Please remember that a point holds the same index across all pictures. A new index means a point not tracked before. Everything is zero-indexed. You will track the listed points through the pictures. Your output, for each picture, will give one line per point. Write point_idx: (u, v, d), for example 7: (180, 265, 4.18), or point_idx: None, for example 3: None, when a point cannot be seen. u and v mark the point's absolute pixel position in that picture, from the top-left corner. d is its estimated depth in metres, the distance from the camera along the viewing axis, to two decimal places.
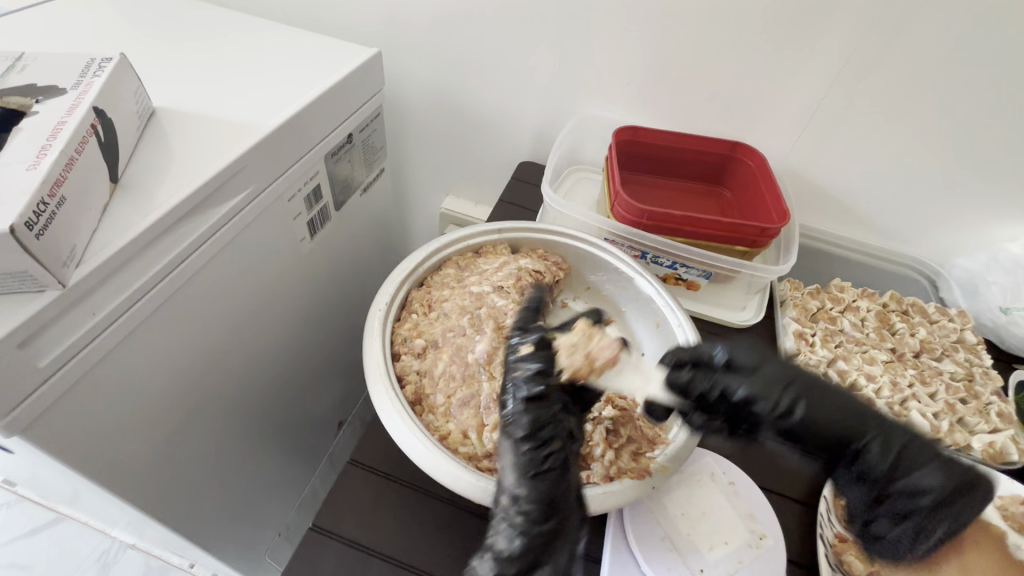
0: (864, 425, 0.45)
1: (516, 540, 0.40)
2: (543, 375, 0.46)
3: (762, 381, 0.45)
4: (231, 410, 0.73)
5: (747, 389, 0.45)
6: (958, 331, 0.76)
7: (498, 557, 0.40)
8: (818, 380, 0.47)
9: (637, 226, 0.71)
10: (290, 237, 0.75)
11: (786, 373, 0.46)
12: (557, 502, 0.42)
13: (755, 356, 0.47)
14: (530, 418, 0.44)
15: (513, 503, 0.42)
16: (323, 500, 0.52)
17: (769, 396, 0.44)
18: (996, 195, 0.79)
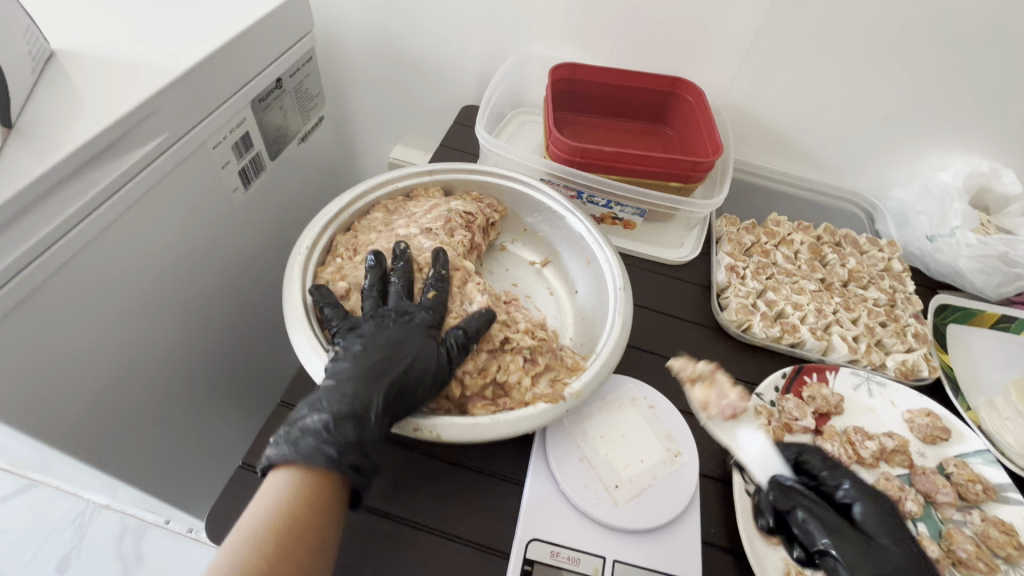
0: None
1: (323, 417, 0.44)
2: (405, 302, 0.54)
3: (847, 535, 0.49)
4: (183, 367, 0.72)
5: (835, 538, 0.49)
6: (886, 260, 0.78)
7: (305, 431, 0.43)
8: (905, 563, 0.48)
9: (570, 165, 0.71)
10: (220, 188, 0.73)
11: (881, 543, 0.50)
12: (372, 397, 0.46)
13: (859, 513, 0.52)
14: (380, 332, 0.50)
15: (335, 397, 0.45)
16: (253, 441, 0.53)
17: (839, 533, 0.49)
18: (928, 123, 0.80)
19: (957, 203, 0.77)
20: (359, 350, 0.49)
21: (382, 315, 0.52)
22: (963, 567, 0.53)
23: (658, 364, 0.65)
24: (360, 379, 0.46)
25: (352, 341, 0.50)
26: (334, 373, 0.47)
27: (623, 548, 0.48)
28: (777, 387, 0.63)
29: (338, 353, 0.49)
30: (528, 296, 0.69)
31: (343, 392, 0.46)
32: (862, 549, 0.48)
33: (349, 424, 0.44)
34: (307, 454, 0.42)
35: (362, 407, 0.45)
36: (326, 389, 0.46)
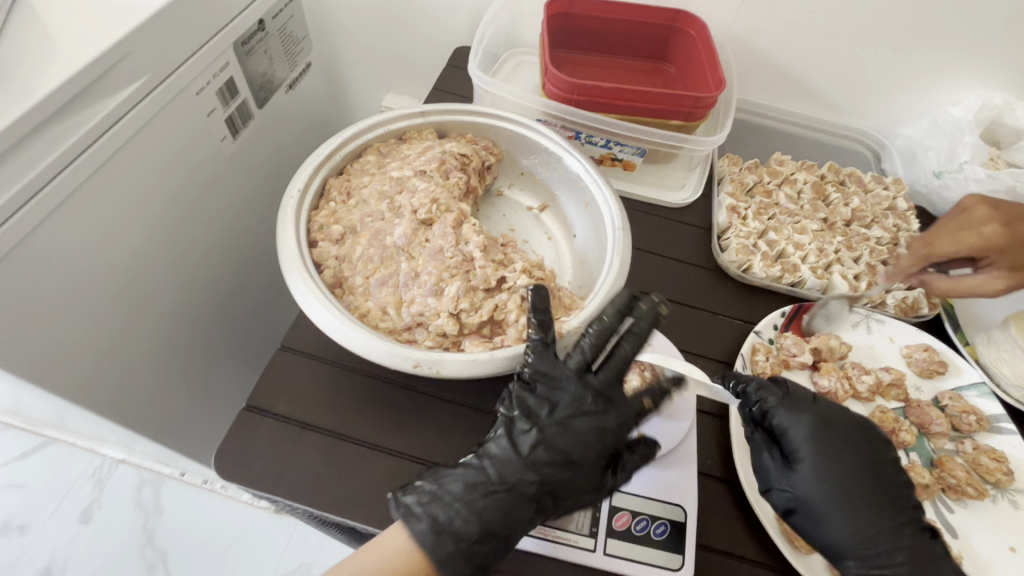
0: (869, 534, 0.46)
1: (477, 531, 0.43)
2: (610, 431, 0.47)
3: (806, 421, 0.50)
4: (180, 319, 0.73)
5: (788, 415, 0.50)
6: (891, 199, 0.76)
7: (455, 535, 0.43)
8: (857, 447, 0.49)
9: (567, 103, 0.68)
10: (207, 136, 0.71)
11: (838, 427, 0.50)
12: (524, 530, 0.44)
13: (852, 438, 0.50)
14: (577, 459, 0.45)
15: (488, 502, 0.44)
16: (257, 384, 0.53)
17: (813, 463, 0.48)
18: (941, 52, 0.76)
19: (967, 136, 0.75)
20: (547, 451, 0.46)
21: (580, 437, 0.46)
22: (952, 492, 0.54)
23: (657, 305, 0.65)
24: (523, 503, 0.44)
25: (553, 431, 0.46)
26: (503, 467, 0.45)
27: None
28: (776, 325, 0.63)
29: (520, 442, 0.46)
30: (526, 242, 0.69)
31: (503, 508, 0.44)
32: (801, 436, 0.49)
33: (494, 549, 0.43)
34: (442, 558, 0.42)
35: (512, 537, 0.44)
36: (485, 490, 0.44)
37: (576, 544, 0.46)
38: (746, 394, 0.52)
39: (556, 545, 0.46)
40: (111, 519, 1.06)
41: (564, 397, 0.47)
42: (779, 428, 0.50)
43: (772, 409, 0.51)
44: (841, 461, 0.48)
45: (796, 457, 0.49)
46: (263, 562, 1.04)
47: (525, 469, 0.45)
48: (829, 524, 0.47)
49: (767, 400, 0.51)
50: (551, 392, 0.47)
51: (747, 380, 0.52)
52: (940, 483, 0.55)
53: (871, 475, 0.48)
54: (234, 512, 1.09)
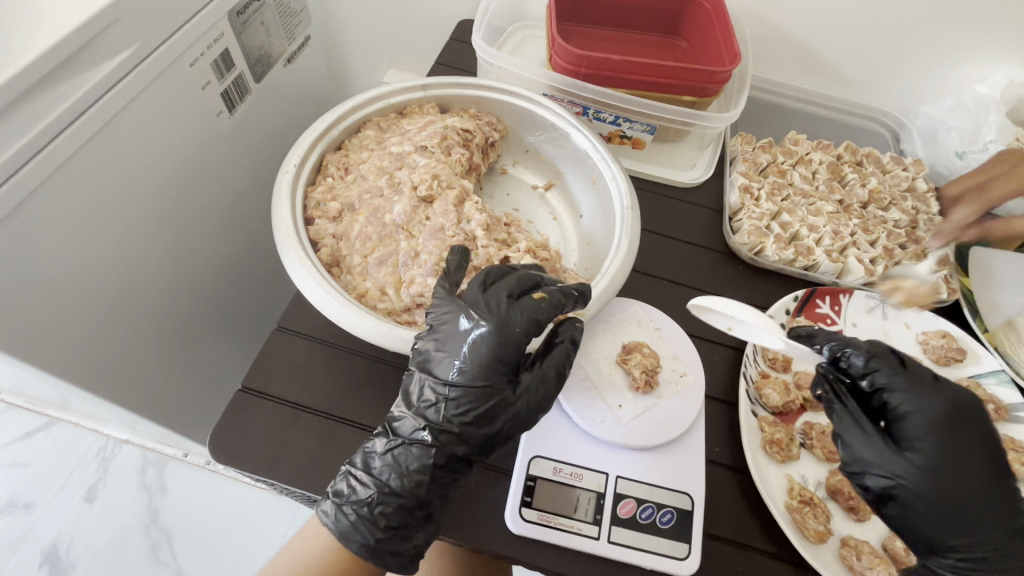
0: (969, 528, 0.43)
1: (374, 496, 0.43)
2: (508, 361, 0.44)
3: (922, 405, 0.45)
4: (177, 299, 0.71)
5: (903, 397, 0.46)
6: (911, 179, 0.74)
7: (355, 503, 0.43)
8: (975, 438, 0.45)
9: (575, 77, 0.66)
10: (202, 111, 0.68)
11: (960, 416, 0.45)
12: (427, 487, 0.43)
13: (973, 427, 0.45)
14: (466, 391, 0.42)
15: (392, 462, 0.43)
16: (254, 365, 0.52)
17: (930, 450, 0.44)
18: (970, 25, 0.72)
19: (992, 115, 0.73)
20: (438, 393, 0.43)
21: (467, 368, 0.43)
22: None
23: (665, 289, 0.63)
24: (419, 454, 0.43)
25: (439, 367, 0.43)
26: (404, 424, 0.44)
27: (627, 464, 0.48)
28: (788, 310, 0.61)
29: (417, 390, 0.44)
30: (530, 222, 0.66)
31: (400, 469, 0.43)
32: (914, 422, 0.45)
33: (400, 510, 0.43)
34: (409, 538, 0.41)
35: (414, 498, 0.43)
36: (387, 452, 0.43)
37: (580, 532, 0.45)
38: (855, 364, 0.47)
39: (557, 532, 0.45)
40: (115, 498, 1.07)
41: (449, 328, 0.44)
42: (893, 405, 0.46)
43: (885, 385, 0.47)
44: (959, 451, 0.44)
45: (907, 442, 0.45)
46: (267, 542, 1.04)
47: (422, 418, 0.43)
48: (931, 514, 0.43)
49: (877, 374, 0.47)
50: (436, 332, 0.45)
51: (854, 347, 0.48)
52: None
53: (979, 466, 0.45)
54: (237, 493, 1.09)
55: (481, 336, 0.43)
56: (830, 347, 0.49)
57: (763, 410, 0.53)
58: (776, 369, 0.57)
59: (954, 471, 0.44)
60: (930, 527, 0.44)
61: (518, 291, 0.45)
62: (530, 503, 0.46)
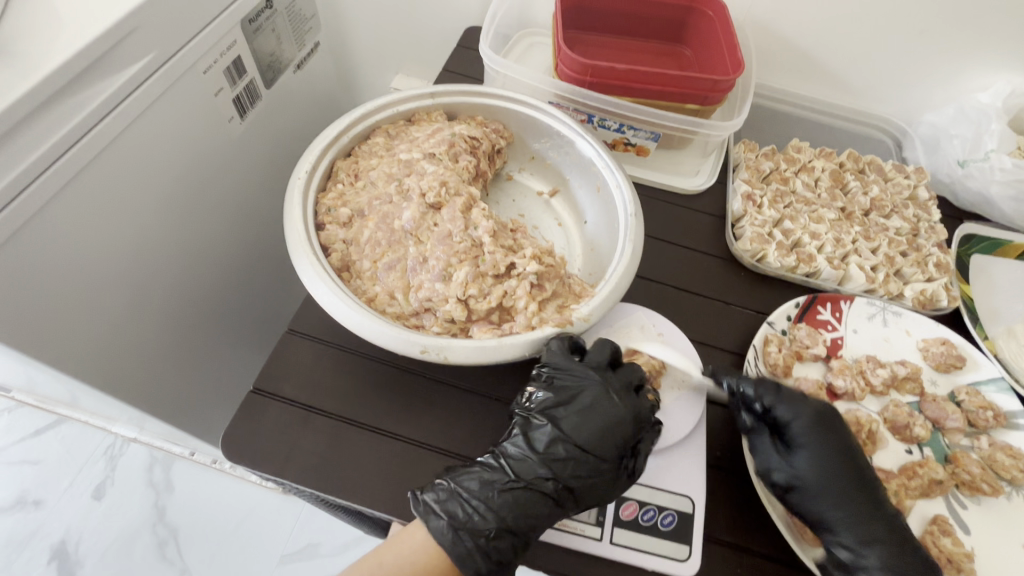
0: (856, 515, 0.46)
1: (499, 530, 0.43)
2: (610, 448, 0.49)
3: (801, 416, 0.49)
4: (189, 301, 0.73)
5: (786, 411, 0.50)
6: (912, 187, 0.74)
7: (478, 533, 0.43)
8: (845, 438, 0.49)
9: (580, 86, 0.67)
10: (215, 117, 0.70)
11: (830, 422, 0.50)
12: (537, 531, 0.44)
13: (841, 428, 0.50)
14: (591, 453, 0.46)
15: (510, 500, 0.44)
16: (265, 366, 0.53)
17: (811, 453, 0.48)
18: (971, 35, 0.73)
19: (994, 124, 0.73)
20: (564, 446, 0.46)
21: (594, 438, 0.46)
22: (967, 489, 0.53)
23: (668, 294, 0.64)
24: (542, 502, 0.44)
25: (569, 427, 0.47)
26: (523, 466, 0.45)
27: None
28: (789, 316, 0.62)
29: (540, 441, 0.46)
30: (535, 228, 0.68)
31: (523, 511, 0.44)
32: (799, 433, 0.49)
33: (511, 547, 0.44)
34: (462, 553, 0.42)
35: (526, 537, 0.44)
36: (507, 489, 0.44)
37: (582, 533, 0.46)
38: (740, 388, 0.52)
39: (559, 532, 0.46)
40: (123, 496, 1.08)
41: (579, 391, 0.48)
42: (776, 417, 0.50)
43: (770, 403, 0.50)
44: (839, 444, 0.49)
45: (795, 443, 0.49)
46: (272, 541, 1.06)
47: (544, 466, 0.45)
48: (835, 502, 0.47)
49: (750, 391, 0.51)
50: (563, 391, 0.48)
51: (742, 378, 0.52)
52: (955, 479, 0.54)
53: (856, 454, 0.49)
54: (243, 491, 1.10)
55: (621, 411, 0.47)
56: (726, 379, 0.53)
57: None
58: (777, 374, 0.58)
59: (837, 472, 0.47)
60: (839, 532, 0.46)
61: (629, 368, 0.51)
62: None
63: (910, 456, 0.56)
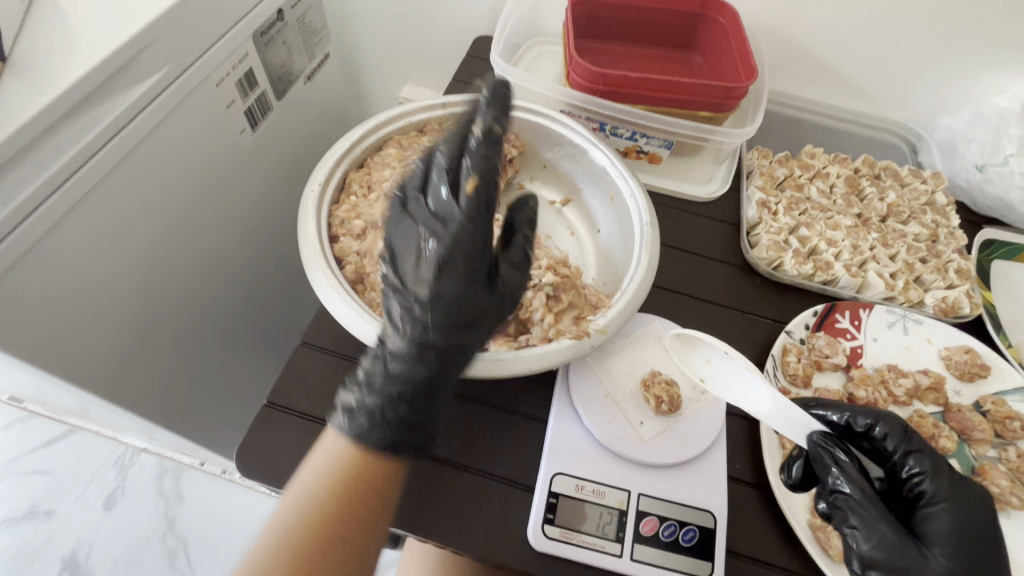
0: None
1: (377, 372, 0.42)
2: (463, 235, 0.42)
3: (947, 505, 0.43)
4: (202, 314, 0.73)
5: (936, 491, 0.44)
6: (930, 193, 0.73)
7: (367, 404, 0.42)
8: (991, 555, 0.42)
9: (592, 94, 0.66)
10: (227, 129, 0.70)
11: (978, 529, 0.43)
12: (415, 334, 0.42)
13: (989, 543, 0.43)
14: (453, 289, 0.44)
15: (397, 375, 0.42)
16: (278, 381, 0.53)
17: (945, 549, 0.42)
18: (986, 39, 0.72)
19: (1013, 129, 0.72)
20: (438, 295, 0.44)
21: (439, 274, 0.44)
22: (995, 502, 0.52)
23: (683, 305, 0.63)
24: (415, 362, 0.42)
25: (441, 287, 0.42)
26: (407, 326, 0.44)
27: (649, 481, 0.48)
28: (807, 325, 0.61)
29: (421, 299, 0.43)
30: (548, 237, 0.67)
31: (392, 339, 0.43)
32: (936, 522, 0.43)
33: (400, 402, 0.42)
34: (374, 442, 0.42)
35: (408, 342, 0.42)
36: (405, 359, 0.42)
37: (604, 550, 0.45)
38: (877, 431, 0.47)
39: (581, 549, 0.45)
40: (133, 506, 1.08)
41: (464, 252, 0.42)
42: (912, 486, 0.45)
43: (917, 475, 0.45)
44: (986, 557, 0.42)
45: (928, 537, 0.43)
46: None
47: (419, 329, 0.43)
48: None
49: (892, 443, 0.46)
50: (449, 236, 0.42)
51: (894, 429, 0.46)
52: (982, 492, 0.53)
53: None
54: (252, 502, 1.10)
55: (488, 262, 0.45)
56: (833, 414, 0.49)
57: None
58: (797, 384, 0.57)
59: None
60: None
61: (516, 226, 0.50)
62: (552, 519, 0.46)
63: None
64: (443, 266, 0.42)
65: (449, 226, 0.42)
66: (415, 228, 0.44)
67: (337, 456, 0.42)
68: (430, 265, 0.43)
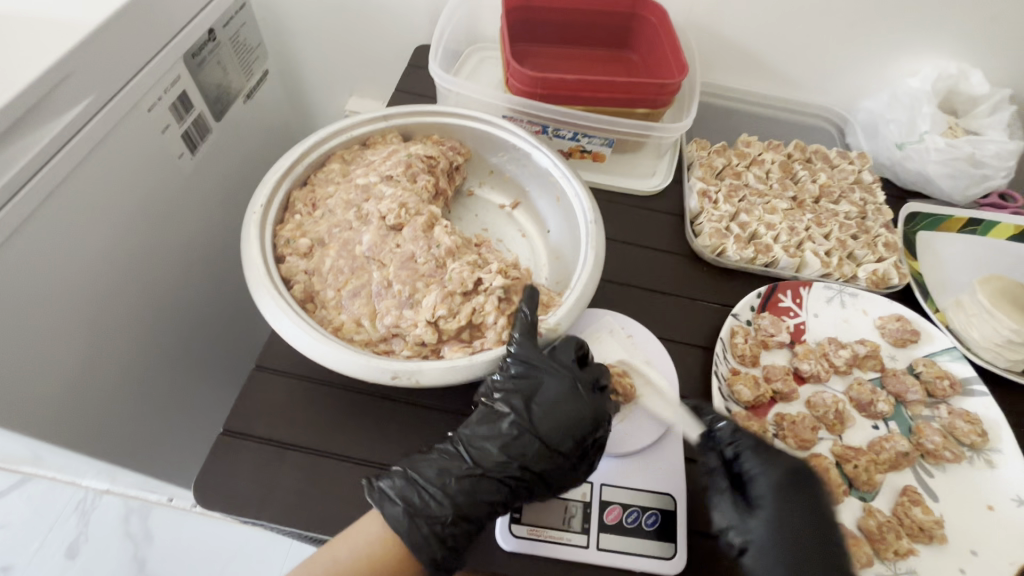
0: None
1: (428, 498, 0.44)
2: (601, 404, 0.48)
3: (770, 471, 0.47)
4: (152, 346, 0.71)
5: (757, 461, 0.47)
6: (857, 173, 0.78)
7: (414, 497, 0.44)
8: (812, 507, 0.46)
9: (532, 98, 0.68)
10: (164, 156, 0.68)
11: (799, 486, 0.46)
12: (475, 496, 0.45)
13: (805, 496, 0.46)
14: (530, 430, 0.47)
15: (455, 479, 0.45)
16: (234, 407, 0.52)
17: (770, 511, 0.46)
18: (894, 25, 0.77)
19: (925, 107, 0.76)
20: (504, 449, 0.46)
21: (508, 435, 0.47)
22: (931, 458, 0.56)
23: (635, 297, 0.65)
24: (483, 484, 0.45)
25: (532, 414, 0.47)
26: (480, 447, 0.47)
27: (609, 471, 0.50)
28: (752, 307, 0.64)
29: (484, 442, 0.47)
30: (499, 241, 0.68)
31: (478, 437, 0.47)
32: (758, 485, 0.47)
33: (439, 522, 0.43)
34: (415, 540, 0.43)
35: (462, 506, 0.44)
36: (464, 477, 0.45)
37: (570, 543, 0.46)
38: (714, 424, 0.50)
39: (548, 544, 0.46)
40: (99, 551, 1.03)
41: (551, 379, 0.48)
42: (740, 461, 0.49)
43: (740, 451, 0.48)
44: (801, 508, 0.46)
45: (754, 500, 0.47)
46: None
47: (499, 454, 0.46)
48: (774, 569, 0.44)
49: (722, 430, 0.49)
50: (534, 374, 0.48)
51: (722, 418, 0.50)
52: (919, 450, 0.56)
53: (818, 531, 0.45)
54: (226, 533, 1.06)
55: (587, 407, 0.48)
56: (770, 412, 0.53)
57: (735, 406, 0.56)
58: (745, 364, 0.60)
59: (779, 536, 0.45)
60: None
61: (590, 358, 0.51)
62: (519, 518, 0.47)
63: (876, 431, 0.57)
64: (565, 395, 0.48)
65: (578, 384, 0.48)
66: (545, 376, 0.48)
67: (388, 545, 0.42)
68: (534, 445, 0.47)
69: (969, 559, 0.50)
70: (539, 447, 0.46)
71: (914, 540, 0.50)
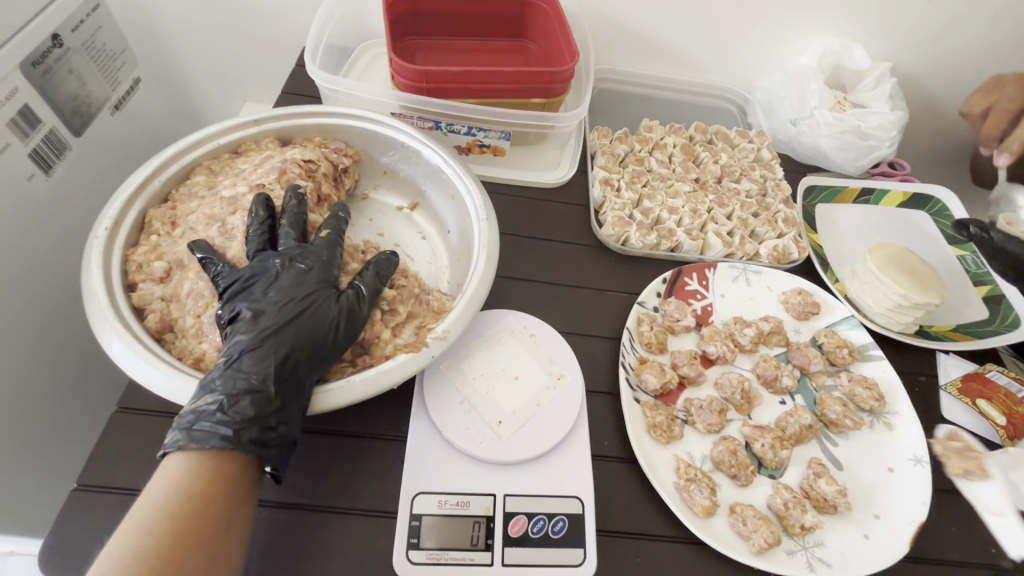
0: None
1: (219, 400, 0.40)
2: (313, 252, 0.49)
3: None
4: (14, 393, 0.62)
5: None
6: (756, 150, 0.79)
7: (199, 416, 0.40)
8: None
9: (420, 94, 0.64)
10: (9, 179, 0.60)
11: None
12: (261, 358, 0.42)
13: None
14: (282, 297, 0.45)
15: (231, 373, 0.42)
16: (89, 458, 0.46)
17: None
18: (780, 5, 0.78)
19: (813, 83, 0.78)
20: (259, 331, 0.44)
21: (259, 310, 0.44)
22: (834, 427, 0.57)
23: (541, 294, 0.63)
24: (263, 359, 0.42)
25: (275, 291, 0.46)
26: (232, 344, 0.43)
27: (513, 480, 0.47)
28: (658, 293, 0.63)
29: (233, 340, 0.44)
30: (397, 245, 0.64)
31: (230, 336, 0.44)
32: None
33: (247, 417, 0.40)
34: (223, 440, 0.39)
35: (255, 376, 0.42)
36: (232, 368, 0.42)
37: (472, 562, 0.43)
38: None
39: (449, 567, 0.43)
40: None
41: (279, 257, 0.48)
42: None
43: None
44: None
45: None
46: None
47: (258, 334, 0.43)
48: None
49: None
50: (263, 263, 0.47)
51: None
52: (823, 420, 0.57)
53: None
54: None
55: (320, 265, 0.48)
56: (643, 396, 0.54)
57: (643, 395, 0.55)
58: (653, 352, 0.59)
59: None
60: None
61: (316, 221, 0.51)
62: (417, 543, 0.44)
63: (783, 407, 0.58)
64: (296, 267, 0.47)
65: (301, 260, 0.48)
66: (264, 269, 0.47)
67: (184, 473, 0.38)
68: (275, 301, 0.45)
69: (871, 524, 0.51)
70: (299, 309, 0.45)
71: (820, 511, 0.51)
